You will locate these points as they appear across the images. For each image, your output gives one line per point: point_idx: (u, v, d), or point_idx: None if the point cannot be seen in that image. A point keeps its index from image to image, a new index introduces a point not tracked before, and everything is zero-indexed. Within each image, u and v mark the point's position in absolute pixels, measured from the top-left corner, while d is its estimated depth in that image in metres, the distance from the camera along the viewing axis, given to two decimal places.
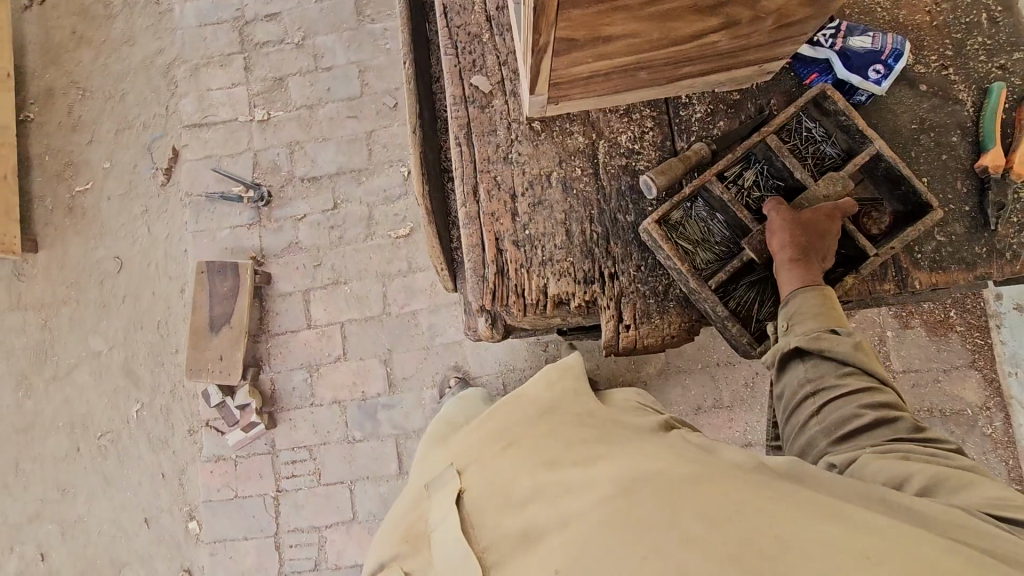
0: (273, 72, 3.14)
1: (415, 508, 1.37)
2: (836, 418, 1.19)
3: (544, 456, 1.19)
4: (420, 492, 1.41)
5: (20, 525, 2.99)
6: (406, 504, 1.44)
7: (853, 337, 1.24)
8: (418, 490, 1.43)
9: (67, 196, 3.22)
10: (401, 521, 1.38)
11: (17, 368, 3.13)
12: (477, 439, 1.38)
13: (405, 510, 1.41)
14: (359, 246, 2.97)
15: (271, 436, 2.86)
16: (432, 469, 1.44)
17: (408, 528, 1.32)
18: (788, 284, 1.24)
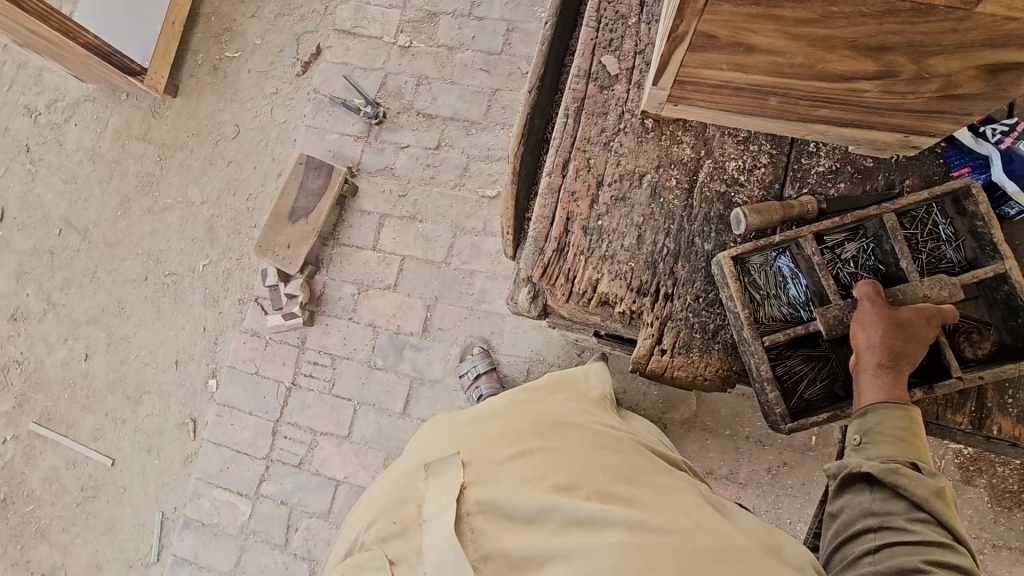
0: (429, 6, 3.30)
1: (393, 491, 1.07)
2: (896, 563, 1.04)
3: (556, 471, 1.04)
4: (398, 474, 1.12)
5: (78, 323, 3.32)
6: (375, 492, 1.13)
7: (936, 482, 1.10)
8: (395, 473, 1.13)
9: (216, 58, 3.51)
10: (372, 510, 1.07)
11: (125, 190, 3.46)
12: (476, 421, 1.17)
13: (375, 496, 1.10)
14: (445, 192, 3.04)
15: (305, 332, 3.01)
16: (419, 452, 1.16)
17: (385, 516, 1.02)
18: (868, 394, 1.10)
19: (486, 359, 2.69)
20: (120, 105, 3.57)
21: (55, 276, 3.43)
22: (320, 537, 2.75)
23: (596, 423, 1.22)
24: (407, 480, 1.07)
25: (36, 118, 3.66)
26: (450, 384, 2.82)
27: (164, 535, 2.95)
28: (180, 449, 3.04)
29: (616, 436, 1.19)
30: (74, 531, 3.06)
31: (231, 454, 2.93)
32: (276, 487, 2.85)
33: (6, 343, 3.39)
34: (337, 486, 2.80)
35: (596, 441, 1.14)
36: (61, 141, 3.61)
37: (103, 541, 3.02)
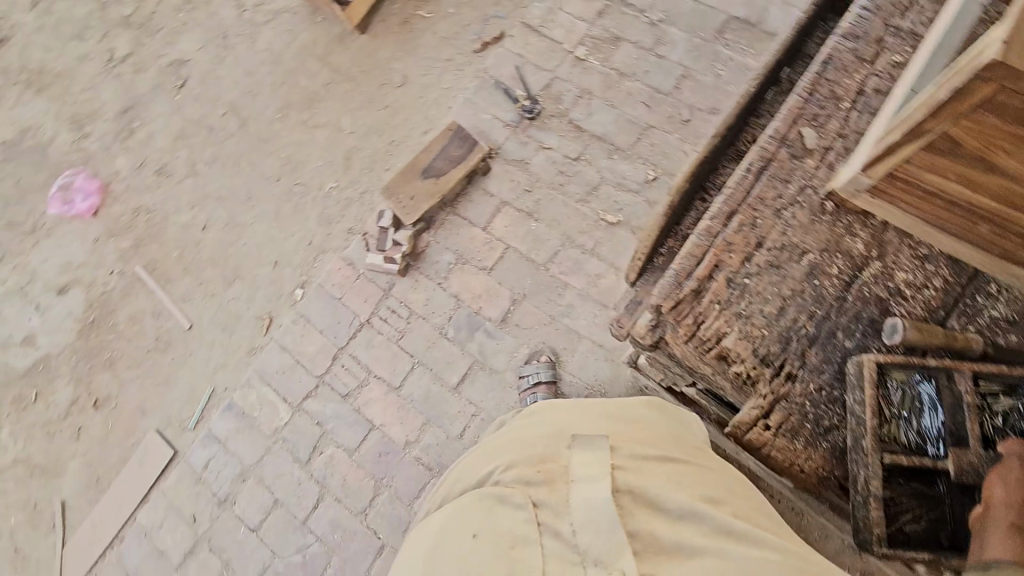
0: (616, 29, 3.39)
1: (533, 450, 1.44)
2: None
3: (672, 475, 1.38)
4: (535, 437, 1.48)
5: (208, 197, 3.64)
6: (513, 444, 1.49)
7: None
8: (532, 435, 1.49)
9: (410, 12, 3.77)
10: (514, 460, 1.43)
11: (290, 98, 3.76)
12: (603, 420, 1.52)
13: (517, 449, 1.46)
14: (569, 201, 3.10)
15: (394, 280, 3.13)
16: (550, 424, 1.51)
17: (530, 468, 1.40)
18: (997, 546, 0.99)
19: (549, 369, 2.75)
20: (314, 25, 3.89)
21: (205, 150, 3.77)
22: (339, 469, 2.85)
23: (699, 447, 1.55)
24: (549, 445, 1.44)
25: (242, 12, 4.05)
26: (507, 380, 2.85)
27: (208, 408, 3.15)
28: (249, 339, 3.24)
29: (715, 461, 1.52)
30: (137, 372, 3.33)
31: (292, 362, 3.09)
32: (318, 407, 2.97)
33: (145, 191, 3.75)
34: (370, 429, 2.88)
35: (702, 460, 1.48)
36: (254, 38, 3.97)
37: (156, 391, 3.26)
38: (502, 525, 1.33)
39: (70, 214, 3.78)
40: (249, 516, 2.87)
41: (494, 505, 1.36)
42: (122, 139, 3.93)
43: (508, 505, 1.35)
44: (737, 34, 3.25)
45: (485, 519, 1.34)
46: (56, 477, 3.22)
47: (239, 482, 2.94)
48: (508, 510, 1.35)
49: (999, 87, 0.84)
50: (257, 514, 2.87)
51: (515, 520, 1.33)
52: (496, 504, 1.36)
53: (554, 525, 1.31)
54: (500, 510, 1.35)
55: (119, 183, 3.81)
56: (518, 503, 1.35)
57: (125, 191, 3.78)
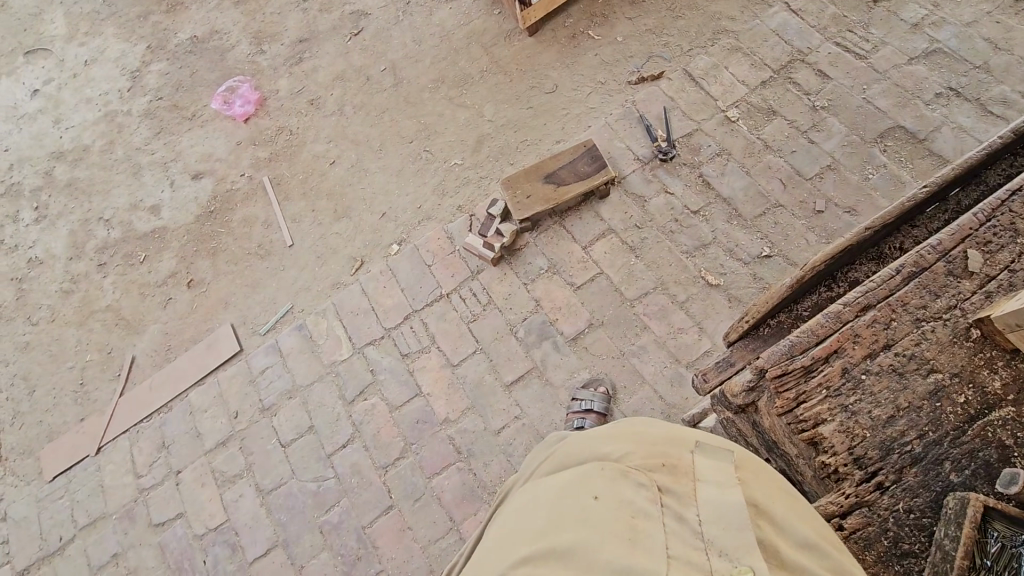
0: (775, 103, 3.38)
1: (652, 440, 1.28)
2: None
3: (809, 517, 1.17)
4: (654, 431, 1.32)
5: (344, 137, 3.90)
6: (626, 432, 1.33)
7: None
8: (648, 430, 1.33)
9: (581, 29, 3.91)
10: (632, 446, 1.27)
11: (446, 73, 3.98)
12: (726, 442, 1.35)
13: (633, 436, 1.31)
14: (675, 249, 3.08)
15: (485, 266, 3.21)
16: (668, 426, 1.36)
17: (651, 456, 1.23)
18: None
19: (603, 401, 2.71)
20: (489, 16, 4.11)
21: (357, 95, 4.04)
22: (375, 421, 2.94)
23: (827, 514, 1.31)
24: (670, 443, 1.28)
25: None
26: (559, 396, 2.85)
27: (281, 321, 3.35)
28: (337, 274, 3.42)
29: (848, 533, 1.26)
30: (233, 268, 3.60)
31: (368, 306, 3.23)
32: (377, 356, 3.08)
33: (294, 114, 4.07)
34: (416, 395, 2.96)
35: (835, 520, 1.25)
36: (432, 11, 4.23)
37: (243, 290, 3.51)
38: (625, 498, 1.13)
39: (226, 112, 4.18)
40: (283, 431, 3.02)
41: (616, 477, 1.17)
42: (290, 64, 4.29)
43: (631, 482, 1.16)
44: (899, 143, 3.15)
45: (604, 486, 1.16)
46: (136, 333, 3.55)
47: (285, 397, 3.09)
48: (631, 485, 1.16)
49: None
50: (290, 432, 3.02)
51: (638, 496, 1.13)
52: (619, 476, 1.17)
53: (677, 514, 1.11)
54: (622, 484, 1.16)
55: (274, 100, 4.16)
56: (641, 482, 1.16)
57: (277, 109, 4.12)
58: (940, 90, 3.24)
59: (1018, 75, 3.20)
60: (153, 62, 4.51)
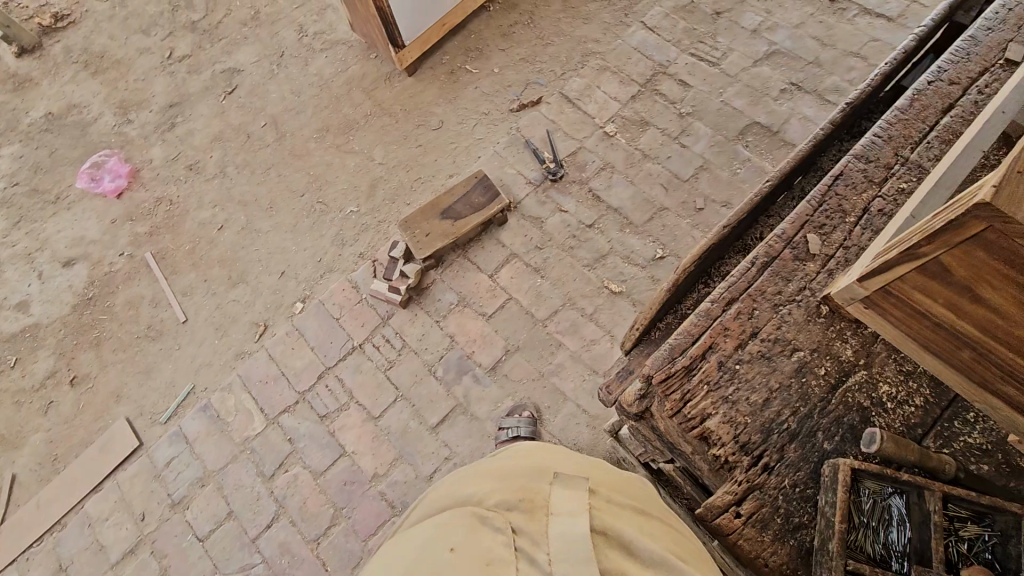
0: (646, 115, 3.60)
1: (514, 480, 1.36)
2: None
3: (650, 527, 1.33)
4: (519, 470, 1.41)
5: (230, 199, 3.74)
6: (492, 475, 1.41)
7: None
8: (513, 468, 1.41)
9: (457, 64, 4.00)
10: (493, 489, 1.34)
11: (329, 121, 3.93)
12: (581, 467, 1.48)
13: (496, 478, 1.38)
14: (576, 264, 3.18)
15: (394, 310, 3.15)
16: (532, 463, 1.45)
17: (510, 495, 1.30)
18: None
19: (529, 425, 2.72)
20: (366, 60, 4.11)
21: (239, 155, 3.90)
22: (299, 492, 2.78)
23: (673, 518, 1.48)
24: (530, 480, 1.36)
25: (301, 36, 4.28)
26: (486, 428, 2.83)
27: (183, 404, 3.11)
28: (239, 343, 3.24)
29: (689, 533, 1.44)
30: (122, 356, 3.32)
31: (277, 372, 3.08)
32: (294, 423, 2.93)
33: (172, 182, 3.86)
34: (340, 455, 2.83)
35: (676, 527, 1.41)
36: (307, 61, 4.18)
37: (136, 378, 3.24)
38: (480, 545, 1.18)
39: (95, 189, 3.89)
40: (199, 524, 2.79)
41: (474, 525, 1.23)
42: (162, 131, 4.08)
43: (488, 527, 1.22)
44: (758, 138, 3.45)
45: (462, 535, 1.20)
46: (16, 447, 3.18)
47: (197, 486, 2.87)
48: (488, 530, 1.21)
49: (990, 225, 0.93)
50: (207, 523, 2.79)
51: (493, 541, 1.19)
52: (478, 522, 1.23)
53: (530, 555, 1.17)
54: (479, 530, 1.21)
55: (149, 171, 3.94)
56: (498, 526, 1.22)
57: (153, 179, 3.90)
58: (784, 86, 3.60)
59: (844, 66, 3.61)
60: (4, 147, 4.15)
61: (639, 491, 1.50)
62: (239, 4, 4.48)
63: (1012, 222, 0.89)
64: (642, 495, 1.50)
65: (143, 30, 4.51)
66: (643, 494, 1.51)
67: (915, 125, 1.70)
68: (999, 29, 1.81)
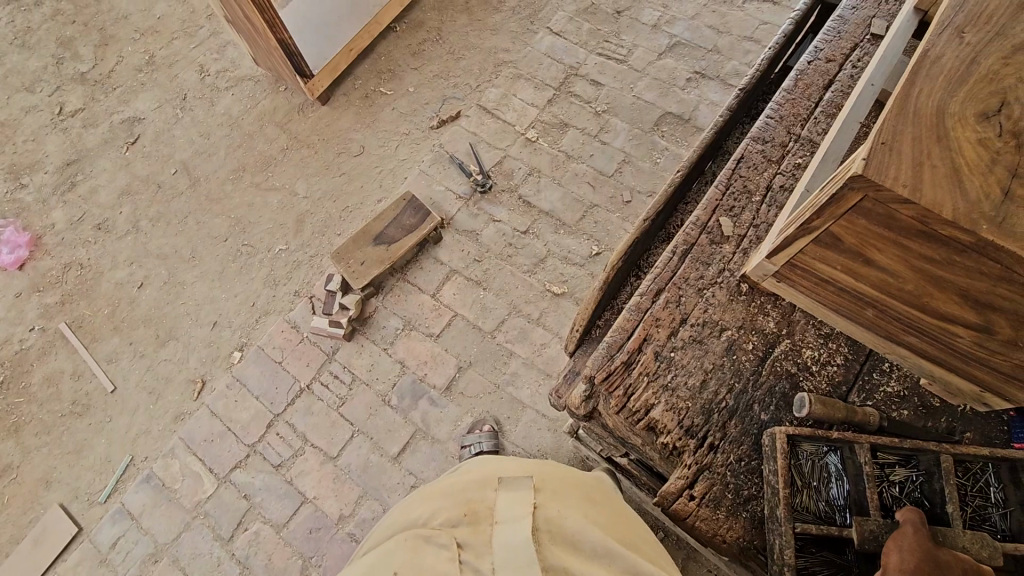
0: (564, 117, 3.68)
1: (459, 492, 1.42)
2: None
3: (594, 518, 1.41)
4: (465, 480, 1.46)
5: (148, 253, 3.54)
6: (440, 490, 1.47)
7: None
8: (460, 482, 1.47)
9: (371, 88, 3.96)
10: (440, 505, 1.41)
11: (245, 160, 3.79)
12: (528, 467, 1.54)
13: (442, 493, 1.45)
14: (516, 272, 3.20)
15: (339, 345, 3.07)
16: (479, 469, 1.50)
17: (455, 509, 1.37)
18: None
19: (491, 439, 2.71)
20: (276, 93, 3.99)
21: (151, 207, 3.70)
22: (263, 548, 2.66)
23: (617, 505, 1.57)
24: (475, 489, 1.42)
25: (204, 76, 4.12)
26: (448, 449, 2.79)
27: (123, 478, 2.90)
28: (177, 404, 3.05)
29: (633, 520, 1.53)
30: (47, 439, 3.06)
31: (222, 428, 2.93)
32: (247, 478, 2.79)
33: (80, 245, 3.62)
34: (302, 503, 2.72)
35: (619, 516, 1.50)
36: (213, 102, 4.02)
37: (66, 460, 3.00)
38: (425, 564, 1.25)
39: None
40: None
41: (419, 545, 1.30)
42: (63, 192, 3.82)
43: (432, 545, 1.29)
44: (673, 127, 3.59)
45: (407, 556, 1.27)
46: None
47: (149, 563, 2.69)
48: (432, 548, 1.29)
49: (866, 195, 1.00)
50: None
51: (438, 558, 1.27)
52: (423, 541, 1.30)
53: (475, 566, 1.26)
54: (423, 550, 1.28)
55: (53, 236, 3.67)
56: (442, 542, 1.30)
57: (59, 245, 3.64)
58: (689, 75, 3.77)
59: (740, 50, 3.82)
60: None
61: (587, 483, 1.58)
62: (131, 50, 4.26)
63: (884, 189, 0.97)
64: (590, 486, 1.57)
65: (27, 88, 4.22)
66: (591, 485, 1.59)
67: (802, 104, 1.82)
68: (862, 7, 1.96)
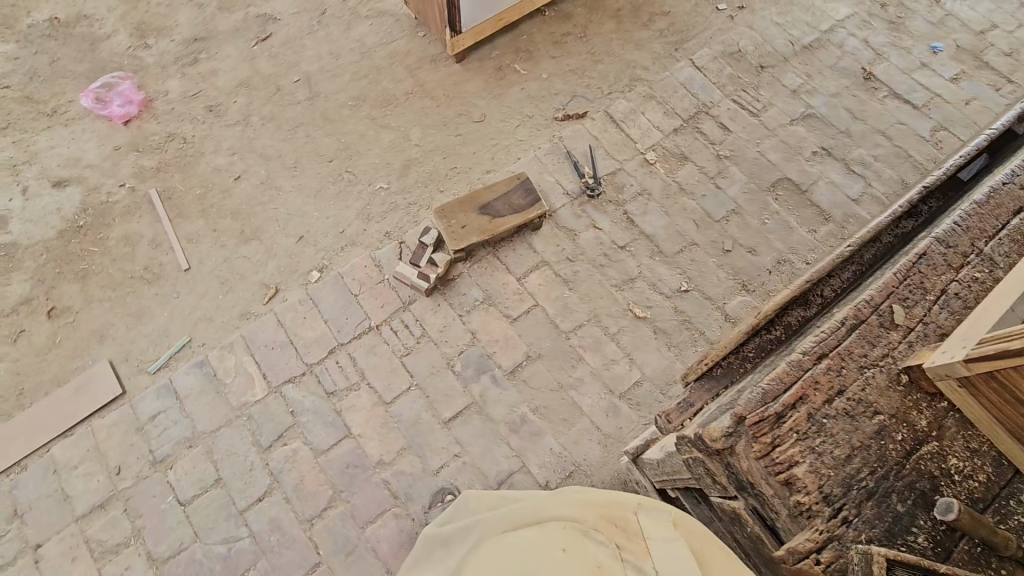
0: (687, 150, 3.67)
1: (607, 507, 1.72)
2: None
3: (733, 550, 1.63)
4: (610, 498, 1.77)
5: (250, 150, 3.52)
6: (586, 502, 1.76)
7: None
8: (603, 498, 1.77)
9: (507, 62, 3.92)
10: (592, 510, 1.70)
11: (367, 91, 3.76)
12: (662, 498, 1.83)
13: (585, 499, 1.74)
14: (604, 283, 3.20)
15: (417, 297, 3.07)
16: (620, 493, 1.81)
17: (607, 518, 1.67)
18: None
19: None
20: (413, 37, 3.96)
21: (265, 106, 3.68)
22: (298, 468, 2.67)
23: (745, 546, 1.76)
24: (622, 507, 1.72)
25: None
26: (499, 431, 2.81)
27: (176, 357, 2.91)
28: (245, 303, 3.05)
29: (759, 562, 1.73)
30: (110, 295, 3.06)
31: (284, 340, 2.93)
32: (297, 396, 2.80)
33: (188, 120, 3.60)
34: (345, 437, 2.73)
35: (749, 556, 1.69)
36: (350, 25, 3.99)
37: (124, 322, 3.00)
38: (587, 553, 1.54)
39: (101, 112, 3.60)
40: (182, 487, 2.61)
41: (579, 536, 1.59)
42: (183, 64, 3.80)
43: (591, 540, 1.58)
44: (788, 192, 3.59)
45: (571, 542, 1.57)
46: None
47: (184, 447, 2.69)
48: (592, 541, 1.58)
49: None
50: (191, 488, 2.62)
51: (599, 552, 1.55)
52: (582, 535, 1.59)
53: (634, 564, 1.52)
54: (585, 541, 1.57)
55: (163, 103, 3.66)
56: (599, 539, 1.58)
57: (167, 113, 3.62)
58: (815, 149, 3.76)
59: (870, 142, 3.82)
60: None
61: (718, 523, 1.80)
62: None
63: None
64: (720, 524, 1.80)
65: None
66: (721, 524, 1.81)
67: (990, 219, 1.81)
68: None
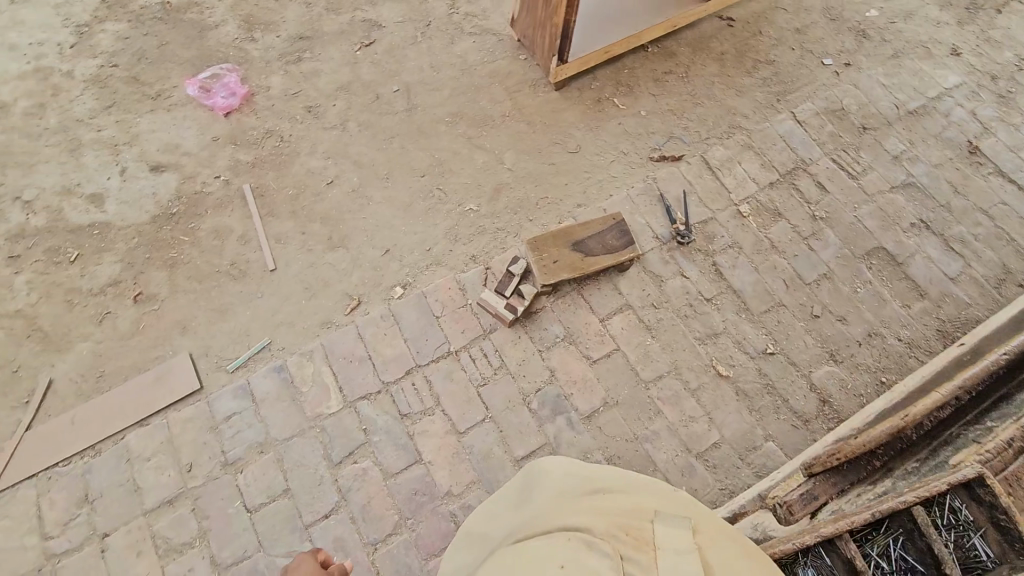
0: (781, 206, 3.57)
1: (612, 517, 1.46)
2: None
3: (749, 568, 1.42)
4: (616, 506, 1.53)
5: (344, 155, 3.53)
6: (589, 510, 1.51)
7: None
8: (610, 507, 1.52)
9: (605, 95, 3.88)
10: (598, 519, 1.45)
11: (464, 108, 3.74)
12: (670, 507, 1.61)
13: (594, 509, 1.50)
14: (688, 336, 3.11)
15: (499, 327, 3.02)
16: (628, 501, 1.58)
17: (615, 527, 1.40)
18: None
19: None
20: (513, 59, 3.94)
21: (362, 113, 3.69)
22: (366, 488, 2.63)
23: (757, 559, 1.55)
24: (631, 518, 1.46)
25: (452, 12, 4.09)
26: None
27: (255, 358, 2.90)
28: (327, 312, 3.03)
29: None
30: (197, 287, 3.08)
31: (364, 354, 2.91)
32: (372, 413, 2.77)
33: (286, 118, 3.63)
34: (416, 463, 2.69)
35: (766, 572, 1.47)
36: (452, 40, 3.99)
37: (208, 315, 3.01)
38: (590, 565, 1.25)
39: (204, 100, 3.64)
40: (251, 493, 2.59)
41: (582, 548, 1.30)
42: (287, 61, 3.84)
43: (595, 552, 1.28)
44: (883, 263, 3.46)
45: (571, 555, 1.28)
46: (58, 352, 2.91)
47: (255, 452, 2.67)
48: (597, 555, 1.28)
49: None
50: (259, 495, 2.60)
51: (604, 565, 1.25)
52: (586, 547, 1.30)
53: None
54: (587, 553, 1.28)
55: (264, 98, 3.69)
56: (604, 550, 1.29)
57: (267, 109, 3.65)
58: (914, 220, 3.62)
59: (972, 219, 3.66)
60: (108, 21, 3.86)
61: (727, 532, 1.58)
62: None
63: None
64: (728, 533, 1.58)
65: None
66: (729, 533, 1.59)
67: None
68: None
